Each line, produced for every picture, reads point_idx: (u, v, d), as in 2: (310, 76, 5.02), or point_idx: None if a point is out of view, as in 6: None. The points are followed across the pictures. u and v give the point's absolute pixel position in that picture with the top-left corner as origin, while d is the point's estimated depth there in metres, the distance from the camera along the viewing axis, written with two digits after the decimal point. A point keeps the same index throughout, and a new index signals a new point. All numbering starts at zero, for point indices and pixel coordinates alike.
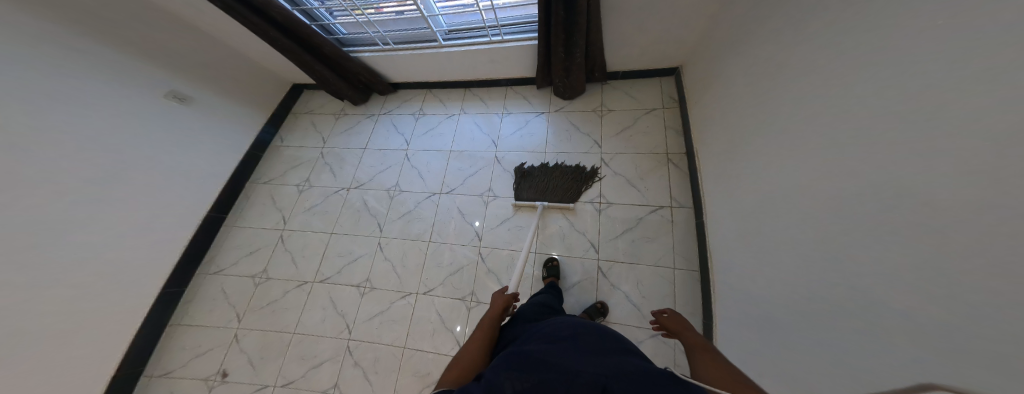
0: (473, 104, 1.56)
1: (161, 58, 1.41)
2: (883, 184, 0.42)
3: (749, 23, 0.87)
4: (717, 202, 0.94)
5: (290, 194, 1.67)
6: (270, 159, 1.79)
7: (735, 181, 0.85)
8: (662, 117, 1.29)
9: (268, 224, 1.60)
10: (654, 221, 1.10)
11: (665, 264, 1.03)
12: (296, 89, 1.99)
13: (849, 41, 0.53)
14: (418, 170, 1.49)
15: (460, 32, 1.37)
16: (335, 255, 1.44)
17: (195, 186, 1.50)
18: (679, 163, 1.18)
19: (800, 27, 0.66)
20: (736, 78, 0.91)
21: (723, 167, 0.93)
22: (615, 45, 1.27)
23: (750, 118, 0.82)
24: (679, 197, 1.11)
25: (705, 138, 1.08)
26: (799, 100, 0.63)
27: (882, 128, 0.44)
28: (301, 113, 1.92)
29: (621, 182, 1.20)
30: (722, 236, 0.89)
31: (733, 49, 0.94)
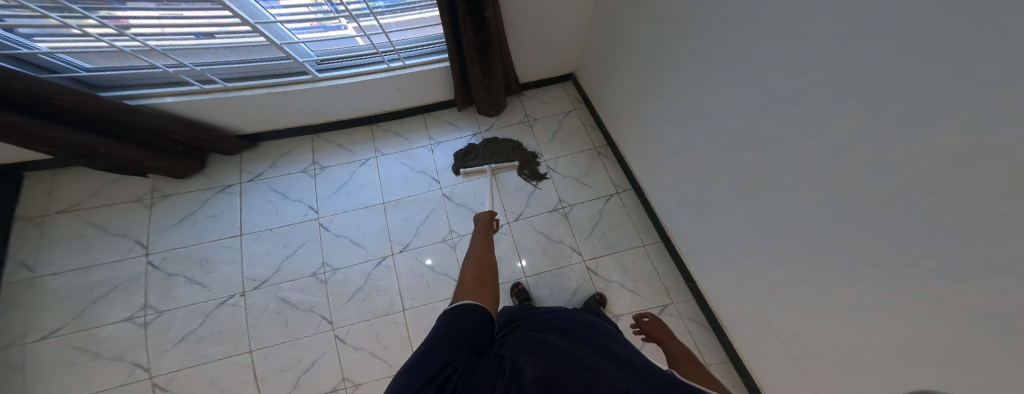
0: (386, 141, 1.32)
1: None
2: (784, 208, 0.69)
3: (629, 57, 1.10)
4: (656, 191, 1.23)
5: (124, 334, 1.08)
6: (32, 306, 1.05)
7: (667, 175, 1.13)
8: (579, 117, 1.49)
9: (108, 384, 1.03)
10: (613, 208, 1.36)
11: (635, 244, 1.30)
12: (4, 175, 1.10)
13: (719, 97, 0.79)
14: (347, 237, 1.23)
15: (340, 60, 1.05)
16: (275, 368, 1.13)
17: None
18: (608, 153, 1.46)
19: (676, 80, 0.92)
20: (634, 94, 1.16)
21: (650, 163, 1.21)
22: (524, 60, 1.30)
23: (661, 129, 1.07)
24: (620, 183, 1.41)
25: (623, 137, 1.34)
26: (703, 131, 0.89)
27: (770, 168, 0.70)
28: (53, 215, 1.11)
29: (572, 182, 1.39)
30: (670, 215, 1.19)
31: (621, 72, 1.18)
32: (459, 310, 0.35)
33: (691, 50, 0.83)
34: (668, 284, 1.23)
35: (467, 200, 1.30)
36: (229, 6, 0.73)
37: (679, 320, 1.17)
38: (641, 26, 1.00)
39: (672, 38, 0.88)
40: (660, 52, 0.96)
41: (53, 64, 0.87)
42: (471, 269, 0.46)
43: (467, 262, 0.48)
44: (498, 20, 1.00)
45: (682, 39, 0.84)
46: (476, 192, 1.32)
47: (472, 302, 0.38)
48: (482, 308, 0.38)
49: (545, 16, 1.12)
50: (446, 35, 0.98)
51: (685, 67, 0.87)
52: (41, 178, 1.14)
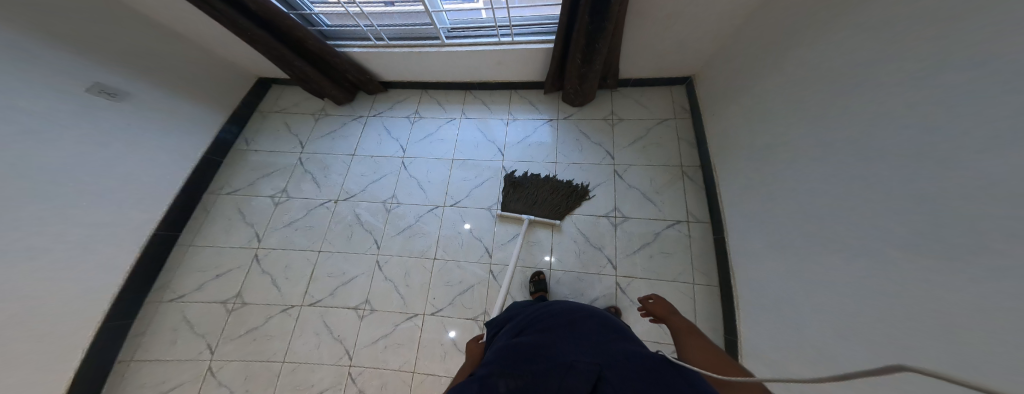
0: (474, 107, 1.46)
1: (92, 42, 1.16)
2: (933, 219, 0.43)
3: (775, 45, 0.88)
4: (740, 220, 0.95)
5: (263, 207, 1.45)
6: (234, 167, 1.55)
7: (765, 199, 0.85)
8: (675, 128, 1.29)
9: (238, 241, 1.38)
10: (673, 236, 1.09)
11: (683, 280, 1.03)
12: (262, 83, 1.74)
13: (902, 63, 0.52)
14: (417, 180, 1.36)
15: (466, 30, 1.26)
16: (326, 274, 1.28)
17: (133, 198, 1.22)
18: (693, 176, 1.19)
19: (838, 57, 0.67)
20: (767, 95, 0.90)
21: (750, 184, 0.93)
22: (629, 55, 1.24)
23: (788, 134, 0.79)
24: (696, 212, 1.12)
25: (728, 153, 1.06)
26: (850, 125, 0.61)
27: (928, 157, 0.45)
28: (270, 113, 1.67)
29: (636, 195, 1.18)
30: (744, 251, 0.91)
31: (757, 68, 0.95)
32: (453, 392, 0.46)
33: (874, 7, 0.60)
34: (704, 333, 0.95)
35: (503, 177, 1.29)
36: None
37: None
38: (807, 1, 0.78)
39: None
40: (827, 24, 0.72)
41: (315, 20, 1.31)
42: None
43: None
44: (621, 7, 0.98)
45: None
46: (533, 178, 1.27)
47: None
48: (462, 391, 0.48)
49: (674, 11, 1.02)
50: (561, 14, 1.03)
51: (868, 34, 0.60)
52: (276, 91, 1.75)
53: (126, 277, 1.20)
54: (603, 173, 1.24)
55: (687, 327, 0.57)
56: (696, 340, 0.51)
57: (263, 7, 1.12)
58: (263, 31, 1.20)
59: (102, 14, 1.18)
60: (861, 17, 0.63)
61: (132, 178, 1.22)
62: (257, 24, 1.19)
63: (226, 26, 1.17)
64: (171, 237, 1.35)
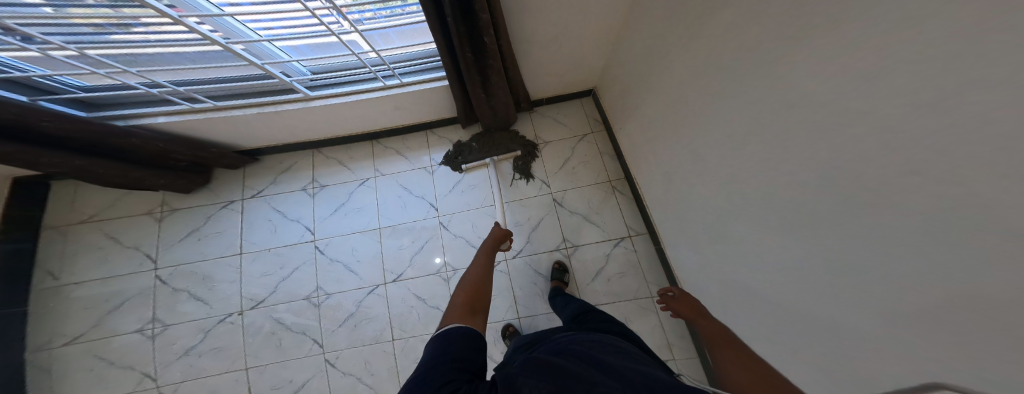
0: (386, 160, 1.25)
1: None
2: (845, 321, 0.48)
3: (653, 75, 0.91)
4: (672, 239, 1.04)
5: (136, 345, 1.11)
6: (55, 314, 1.10)
7: (685, 223, 0.95)
8: (595, 142, 1.31)
9: (122, 389, 1.07)
10: (621, 254, 1.18)
11: (642, 295, 1.12)
12: (30, 184, 1.15)
13: (762, 149, 0.58)
14: (342, 262, 1.19)
15: (330, 76, 0.96)
16: (269, 388, 1.11)
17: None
18: (623, 188, 1.26)
19: (705, 116, 0.73)
20: (661, 126, 0.95)
21: (673, 209, 1.00)
22: (533, 77, 1.14)
23: (691, 171, 0.85)
24: (634, 225, 1.21)
25: (647, 171, 1.12)
26: (740, 191, 0.67)
27: (820, 264, 0.51)
28: (74, 226, 1.15)
29: (579, 221, 1.22)
30: (685, 268, 1.00)
31: (646, 93, 0.97)
32: (459, 336, 0.36)
33: (722, 79, 0.65)
34: (674, 341, 1.06)
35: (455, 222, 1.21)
36: (189, 27, 0.64)
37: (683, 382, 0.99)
38: (669, 39, 0.80)
39: (704, 62, 0.70)
40: (685, 77, 0.77)
41: (44, 85, 0.84)
42: (462, 294, 0.47)
43: (460, 286, 0.49)
44: (500, 41, 0.85)
45: (720, 67, 0.65)
46: (476, 226, 1.20)
47: (463, 323, 0.39)
48: (467, 331, 0.38)
49: (559, 30, 0.94)
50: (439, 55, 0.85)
51: (727, 104, 0.65)
52: (63, 188, 1.19)
53: None
54: (543, 205, 1.24)
55: (720, 333, 0.51)
56: (735, 354, 0.43)
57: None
58: None
59: None
60: (713, 82, 0.68)
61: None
62: None
63: None
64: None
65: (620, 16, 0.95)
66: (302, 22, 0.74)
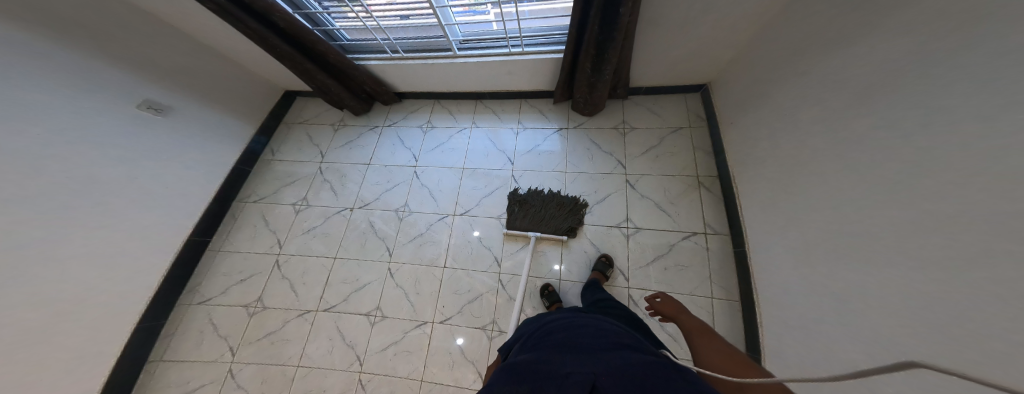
0: (484, 117, 1.57)
1: (145, 63, 1.27)
2: (960, 253, 0.45)
3: (795, 58, 0.90)
4: (761, 237, 0.99)
5: (285, 215, 1.48)
6: (261, 175, 1.62)
7: (783, 214, 0.89)
8: (689, 137, 1.34)
9: (261, 247, 1.41)
10: (689, 247, 1.16)
11: (701, 293, 1.09)
12: (288, 96, 1.85)
13: (953, 82, 0.50)
14: (428, 188, 1.43)
15: (477, 41, 1.31)
16: (340, 281, 1.31)
17: (149, 207, 1.24)
18: (710, 186, 1.24)
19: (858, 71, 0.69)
20: (795, 108, 0.88)
21: (779, 201, 0.92)
22: (638, 64, 1.29)
23: (822, 148, 0.78)
24: (714, 224, 1.18)
25: (754, 162, 1.06)
26: (892, 144, 0.60)
27: (973, 197, 0.45)
28: (294, 123, 1.78)
29: (650, 206, 1.24)
30: (768, 268, 0.94)
31: (775, 77, 0.97)
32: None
33: (901, 31, 0.61)
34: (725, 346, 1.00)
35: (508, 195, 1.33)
36: None
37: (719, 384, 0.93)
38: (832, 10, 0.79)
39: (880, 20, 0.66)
40: (850, 43, 0.73)
41: (337, 35, 1.36)
42: None
43: None
44: (631, 17, 0.95)
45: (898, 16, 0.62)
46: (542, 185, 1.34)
47: None
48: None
49: (689, 17, 1.04)
50: (572, 25, 1.01)
51: (919, 47, 0.57)
52: (300, 102, 1.85)
53: (158, 284, 1.25)
54: (614, 183, 1.30)
55: (701, 327, 0.62)
56: (709, 339, 0.57)
57: (295, 29, 1.20)
58: (291, 48, 1.28)
59: (158, 37, 1.30)
60: (904, 30, 0.60)
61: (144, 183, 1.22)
62: (286, 42, 1.27)
63: (257, 42, 1.25)
64: (202, 243, 1.41)
65: (764, 9, 0.96)
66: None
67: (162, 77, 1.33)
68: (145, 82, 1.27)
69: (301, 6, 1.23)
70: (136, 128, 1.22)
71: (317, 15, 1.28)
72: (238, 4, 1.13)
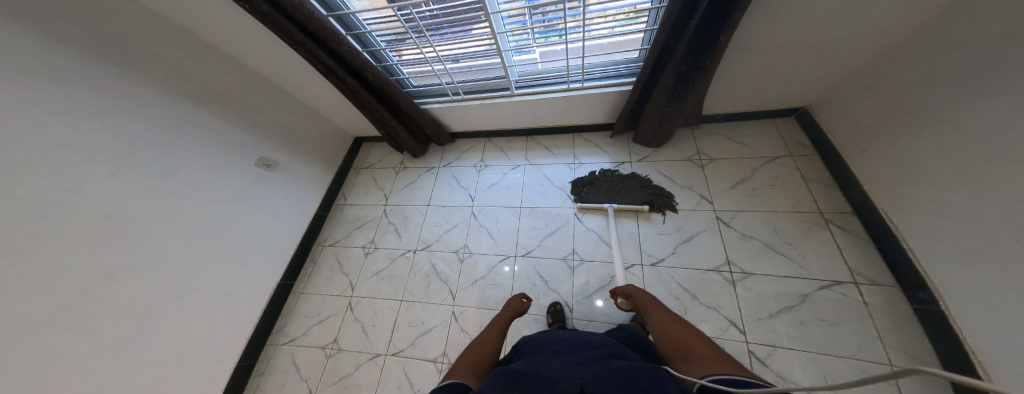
0: (537, 153, 1.53)
1: (262, 127, 1.50)
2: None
3: (971, 67, 0.71)
4: (963, 293, 0.73)
5: (357, 257, 1.58)
6: (335, 220, 1.77)
7: (1003, 264, 0.64)
8: (794, 166, 1.16)
9: (337, 289, 1.50)
10: (833, 299, 0.91)
11: (867, 359, 0.82)
12: (356, 142, 2.06)
13: None
14: (486, 228, 1.41)
15: (534, 80, 1.30)
16: (407, 324, 1.30)
17: (256, 253, 1.40)
18: (843, 225, 1.01)
19: None
20: (1002, 124, 0.65)
21: (994, 247, 0.66)
22: (722, 89, 1.15)
23: None
24: (863, 270, 0.93)
25: (921, 192, 0.82)
26: None
27: None
28: (361, 169, 1.95)
29: (759, 247, 1.05)
30: (994, 345, 0.66)
31: (939, 91, 0.77)
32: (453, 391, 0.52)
33: None
34: None
35: (573, 182, 1.37)
36: (496, 38, 1.05)
37: None
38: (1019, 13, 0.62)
39: None
40: None
41: (405, 83, 1.45)
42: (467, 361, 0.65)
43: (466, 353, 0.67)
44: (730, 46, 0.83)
45: None
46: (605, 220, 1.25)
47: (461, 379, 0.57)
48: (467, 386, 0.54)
49: (803, 35, 0.89)
50: (648, 55, 0.92)
51: None
52: (366, 147, 2.05)
53: (253, 328, 1.34)
54: (705, 220, 1.15)
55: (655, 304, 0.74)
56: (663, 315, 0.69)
57: (381, 83, 1.30)
58: (374, 99, 1.40)
59: (274, 103, 1.55)
60: None
61: (256, 234, 1.40)
62: (370, 94, 1.38)
63: (347, 95, 1.37)
64: (289, 286, 1.53)
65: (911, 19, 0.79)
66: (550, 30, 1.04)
67: (275, 138, 1.55)
68: (260, 140, 1.48)
69: (383, 60, 1.33)
70: (253, 182, 1.42)
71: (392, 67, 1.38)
72: (343, 65, 1.25)
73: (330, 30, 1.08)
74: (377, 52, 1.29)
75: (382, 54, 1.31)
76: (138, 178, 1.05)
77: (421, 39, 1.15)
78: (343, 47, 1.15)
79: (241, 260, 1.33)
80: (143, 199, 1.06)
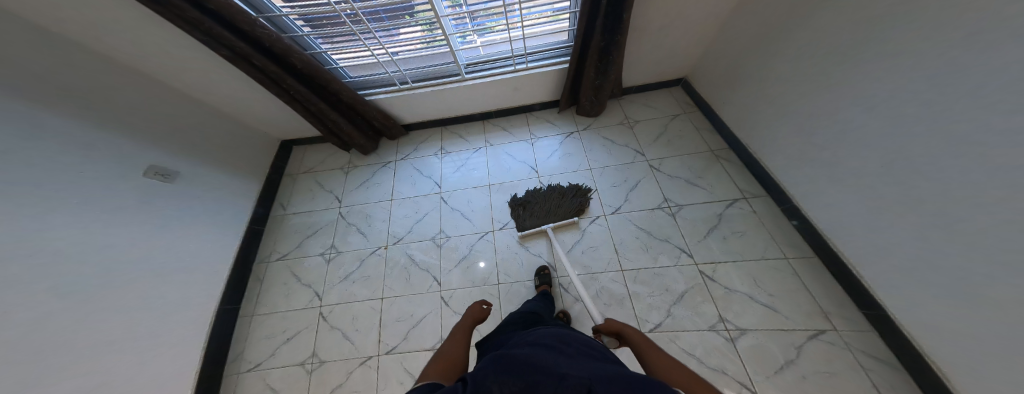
0: (496, 135, 1.66)
1: (159, 131, 1.26)
2: (983, 118, 0.60)
3: (762, 38, 1.14)
4: (801, 185, 1.14)
5: (316, 267, 1.46)
6: (278, 232, 1.58)
7: (809, 157, 1.06)
8: (689, 120, 1.57)
9: (300, 303, 1.37)
10: (737, 213, 1.30)
11: (773, 255, 1.19)
12: (284, 146, 1.87)
13: (915, 27, 0.69)
14: (459, 210, 1.49)
15: (481, 65, 1.42)
16: (394, 320, 1.29)
17: (185, 273, 1.20)
18: (727, 157, 1.44)
19: (821, 39, 0.92)
20: (788, 71, 1.07)
21: (801, 143, 1.08)
22: (636, 63, 1.48)
23: (822, 99, 0.96)
24: (748, 189, 1.35)
25: (759, 122, 1.26)
26: (879, 76, 0.78)
27: (988, 98, 0.58)
28: (299, 174, 1.78)
29: (682, 184, 1.40)
30: (826, 214, 1.07)
31: (751, 55, 1.21)
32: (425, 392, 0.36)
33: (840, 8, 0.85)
34: (821, 299, 1.07)
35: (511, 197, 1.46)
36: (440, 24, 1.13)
37: (852, 352, 0.96)
38: (774, 6, 1.06)
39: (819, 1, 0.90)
40: (801, 21, 0.98)
41: (339, 74, 1.39)
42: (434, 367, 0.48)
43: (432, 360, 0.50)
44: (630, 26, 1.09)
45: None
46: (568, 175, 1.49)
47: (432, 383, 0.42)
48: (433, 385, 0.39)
49: (673, 19, 1.24)
50: (577, 34, 1.12)
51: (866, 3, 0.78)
52: (298, 151, 1.89)
53: (200, 361, 1.14)
54: (640, 169, 1.47)
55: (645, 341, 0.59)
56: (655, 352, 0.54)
57: (312, 71, 1.23)
58: (305, 89, 1.30)
59: (171, 104, 1.33)
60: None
61: (176, 253, 1.19)
62: (299, 82, 1.28)
63: (270, 84, 1.25)
64: (233, 311, 1.34)
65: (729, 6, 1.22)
66: (491, 18, 1.19)
67: (177, 142, 1.32)
68: (157, 147, 1.24)
69: (308, 48, 1.26)
70: (156, 195, 1.18)
71: (321, 56, 1.31)
72: (259, 51, 1.14)
73: (238, 10, 0.98)
74: (299, 38, 1.21)
75: (306, 41, 1.24)
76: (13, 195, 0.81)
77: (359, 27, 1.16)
78: (258, 30, 1.05)
79: (162, 290, 1.10)
80: (26, 220, 0.82)
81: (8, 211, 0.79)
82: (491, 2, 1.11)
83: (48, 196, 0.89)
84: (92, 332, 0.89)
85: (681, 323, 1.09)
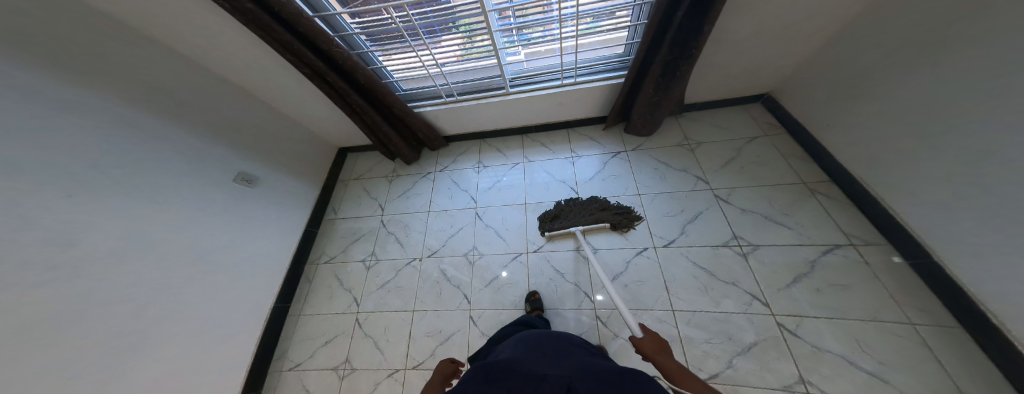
0: (536, 151, 1.58)
1: (243, 140, 1.43)
2: None
3: (895, 48, 0.89)
4: (944, 241, 0.84)
5: (356, 273, 1.51)
6: (327, 236, 1.69)
7: (963, 207, 0.78)
8: (769, 144, 1.31)
9: (340, 307, 1.43)
10: (836, 261, 1.01)
11: (888, 319, 0.88)
12: (341, 153, 2.02)
13: None
14: (493, 228, 1.43)
15: (530, 78, 1.35)
16: (422, 334, 1.26)
17: (250, 272, 1.32)
18: (826, 192, 1.16)
19: (999, 52, 0.67)
20: (932, 90, 0.80)
21: (949, 184, 0.80)
22: (702, 76, 1.27)
23: (995, 133, 0.69)
24: (855, 233, 1.05)
25: (880, 153, 0.98)
26: None
27: None
28: (349, 180, 1.89)
29: (757, 219, 1.16)
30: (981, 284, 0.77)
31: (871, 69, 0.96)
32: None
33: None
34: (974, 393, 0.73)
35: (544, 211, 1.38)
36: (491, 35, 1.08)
37: None
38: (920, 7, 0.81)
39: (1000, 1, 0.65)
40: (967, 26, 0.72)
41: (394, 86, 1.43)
42: None
43: None
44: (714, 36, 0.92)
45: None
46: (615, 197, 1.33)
47: None
48: None
49: (763, 26, 1.03)
50: (641, 46, 0.98)
51: None
52: (351, 158, 2.02)
53: (252, 354, 1.25)
54: (703, 198, 1.25)
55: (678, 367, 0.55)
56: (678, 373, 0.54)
57: (372, 86, 1.27)
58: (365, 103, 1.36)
59: (255, 116, 1.50)
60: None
61: (247, 252, 1.32)
62: (360, 96, 1.34)
63: (335, 98, 1.31)
64: (284, 308, 1.44)
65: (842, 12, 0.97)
66: (544, 32, 1.12)
67: (258, 151, 1.49)
68: (241, 155, 1.41)
69: (370, 62, 1.30)
70: (238, 198, 1.33)
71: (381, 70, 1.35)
72: (331, 67, 1.21)
73: (320, 31, 1.04)
74: (364, 53, 1.26)
75: (369, 56, 1.28)
76: (122, 201, 0.96)
77: (414, 40, 1.16)
78: (334, 48, 1.10)
79: (231, 286, 1.23)
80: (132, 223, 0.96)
81: (115, 217, 0.93)
82: (546, 14, 1.04)
83: (158, 199, 1.05)
84: (171, 323, 1.01)
85: (745, 376, 0.88)
